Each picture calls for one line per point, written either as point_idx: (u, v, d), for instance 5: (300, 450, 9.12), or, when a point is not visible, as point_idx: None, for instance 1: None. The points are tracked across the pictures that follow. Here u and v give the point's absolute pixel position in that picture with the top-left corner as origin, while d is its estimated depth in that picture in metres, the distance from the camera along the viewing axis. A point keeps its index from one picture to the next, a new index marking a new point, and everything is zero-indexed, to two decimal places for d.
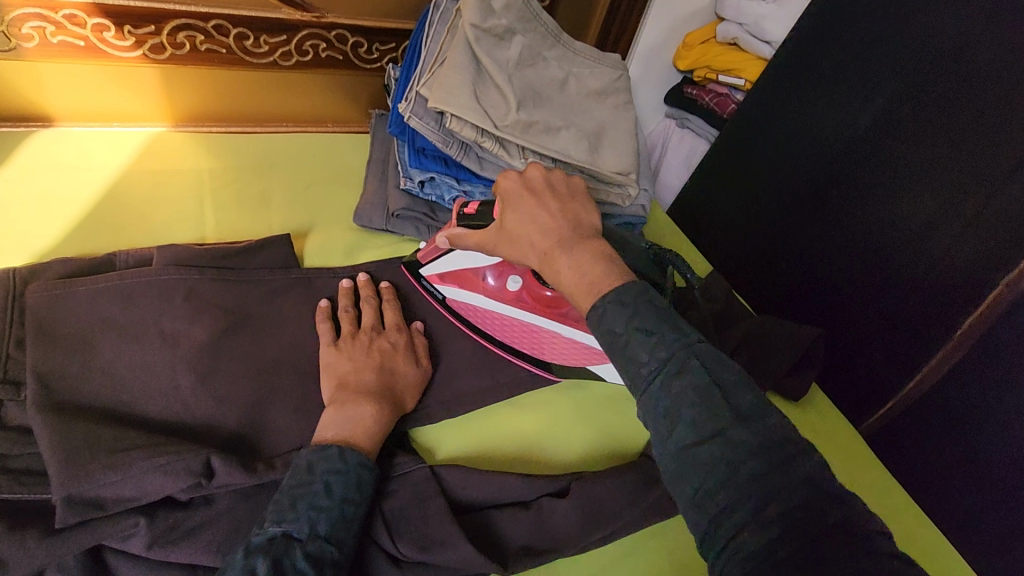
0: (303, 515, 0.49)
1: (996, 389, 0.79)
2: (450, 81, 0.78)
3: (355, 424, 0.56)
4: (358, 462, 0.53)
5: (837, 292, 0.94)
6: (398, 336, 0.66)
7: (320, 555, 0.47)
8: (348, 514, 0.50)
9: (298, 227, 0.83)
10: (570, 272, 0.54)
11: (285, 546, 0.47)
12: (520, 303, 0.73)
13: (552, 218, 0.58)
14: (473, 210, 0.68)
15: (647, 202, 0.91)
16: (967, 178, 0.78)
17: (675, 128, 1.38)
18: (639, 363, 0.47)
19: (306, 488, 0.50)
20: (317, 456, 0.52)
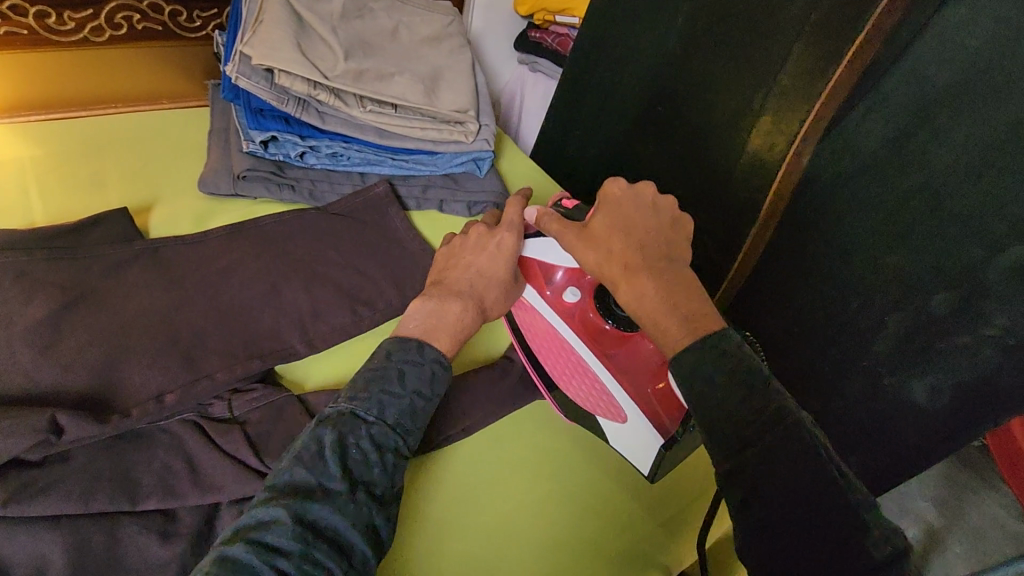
0: (375, 396, 0.57)
1: (808, 247, 0.98)
2: (271, 37, 0.79)
3: (436, 320, 0.64)
4: (434, 359, 0.61)
5: (674, 194, 1.07)
6: (504, 237, 0.70)
7: (381, 439, 0.55)
8: (415, 405, 0.58)
9: (140, 202, 0.82)
10: (660, 296, 0.56)
11: (354, 424, 0.55)
12: (570, 320, 0.71)
13: (647, 239, 0.60)
14: (570, 207, 0.74)
15: (491, 135, 0.95)
16: (751, 77, 0.92)
17: (529, 74, 1.45)
18: (738, 419, 0.49)
19: (381, 372, 0.58)
20: (398, 347, 0.60)
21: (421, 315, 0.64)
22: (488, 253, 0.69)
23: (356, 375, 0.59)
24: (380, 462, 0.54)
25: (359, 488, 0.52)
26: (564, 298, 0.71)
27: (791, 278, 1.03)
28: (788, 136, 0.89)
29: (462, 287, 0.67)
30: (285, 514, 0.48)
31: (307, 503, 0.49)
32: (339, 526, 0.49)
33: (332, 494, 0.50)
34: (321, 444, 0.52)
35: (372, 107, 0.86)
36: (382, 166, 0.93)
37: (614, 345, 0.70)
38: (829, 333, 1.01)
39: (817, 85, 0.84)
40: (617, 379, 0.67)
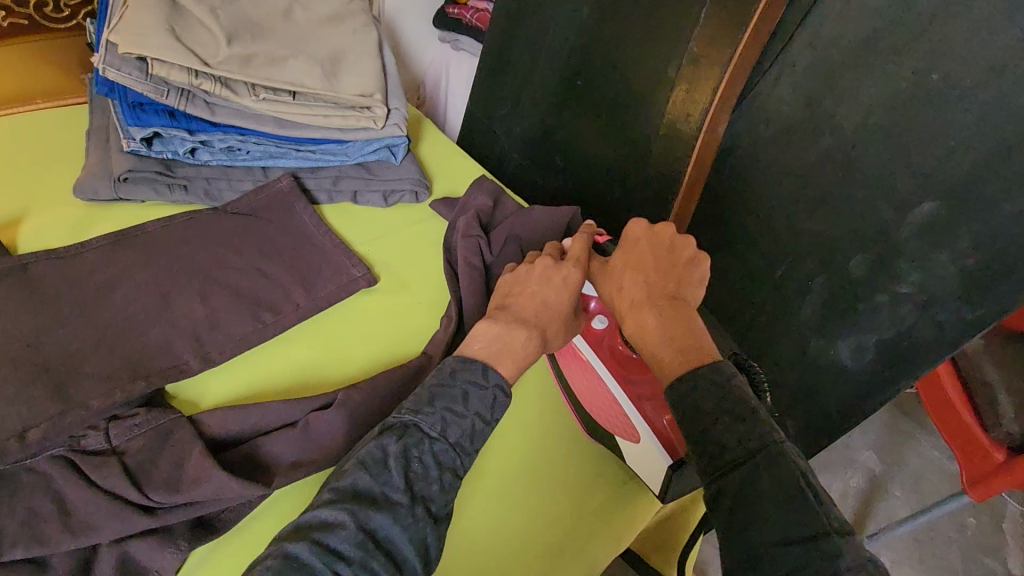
0: (439, 412, 0.55)
1: (733, 216, 0.99)
2: (140, 22, 0.72)
3: (505, 347, 0.61)
4: (498, 383, 0.58)
5: (599, 171, 1.05)
6: (571, 268, 0.66)
7: (442, 457, 0.54)
8: (476, 427, 0.56)
9: (6, 214, 0.74)
10: (661, 332, 0.59)
11: (418, 439, 0.54)
12: (598, 346, 0.68)
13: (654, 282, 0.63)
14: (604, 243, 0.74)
15: (402, 119, 0.89)
16: (664, 45, 0.89)
17: (451, 54, 1.39)
18: (721, 444, 0.52)
19: (448, 390, 0.56)
20: (462, 367, 0.58)
21: (488, 339, 0.61)
22: (550, 281, 0.66)
23: (422, 385, 0.58)
24: (439, 481, 0.53)
25: (418, 502, 0.51)
26: (594, 325, 0.69)
27: (720, 248, 1.03)
28: (700, 110, 0.87)
29: (530, 315, 0.64)
30: (349, 519, 0.48)
31: (371, 511, 0.49)
32: (397, 538, 0.49)
33: (393, 505, 0.50)
34: (386, 453, 0.52)
35: (266, 95, 0.80)
36: (286, 159, 0.86)
37: (636, 371, 0.68)
38: (757, 302, 1.02)
39: (728, 49, 0.82)
40: (637, 405, 0.65)
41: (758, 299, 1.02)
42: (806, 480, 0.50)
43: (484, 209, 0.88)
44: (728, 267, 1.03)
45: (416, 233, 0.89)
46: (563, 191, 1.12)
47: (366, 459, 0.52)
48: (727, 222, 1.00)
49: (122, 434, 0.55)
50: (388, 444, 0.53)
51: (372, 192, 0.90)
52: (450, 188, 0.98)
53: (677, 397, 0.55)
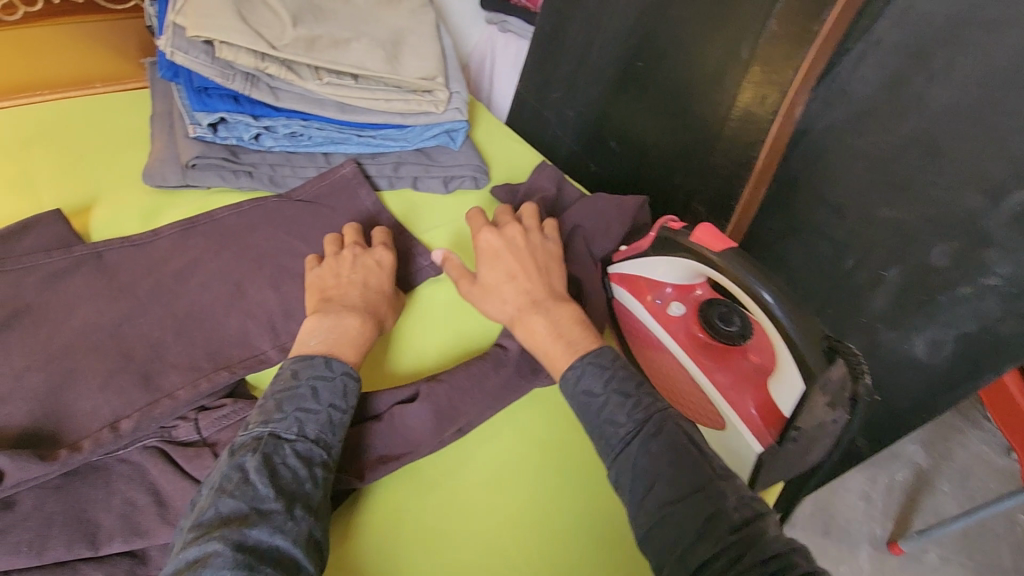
0: (291, 415, 0.52)
1: (802, 208, 0.95)
2: (207, 4, 0.70)
3: (339, 335, 0.59)
4: (345, 372, 0.56)
5: (656, 158, 1.01)
6: (381, 252, 0.70)
7: (307, 454, 0.50)
8: (336, 418, 0.54)
9: (77, 200, 0.73)
10: (549, 332, 0.62)
11: (275, 445, 0.50)
12: (676, 332, 0.69)
13: (527, 282, 0.66)
14: (676, 224, 0.70)
15: (462, 104, 0.87)
16: (739, 25, 0.84)
17: (497, 34, 1.36)
18: (610, 422, 0.55)
19: (291, 392, 0.53)
20: (303, 364, 0.55)
21: (322, 331, 0.59)
22: (371, 270, 0.67)
23: (263, 397, 0.54)
24: (311, 477, 0.49)
25: (296, 504, 0.47)
26: (672, 311, 0.70)
27: (786, 238, 0.99)
28: (782, 88, 0.83)
29: (359, 301, 0.64)
30: (223, 544, 0.43)
31: (245, 529, 0.44)
32: (284, 546, 0.44)
33: (267, 515, 0.46)
34: (244, 470, 0.47)
35: (330, 79, 0.78)
36: (347, 144, 0.85)
37: (717, 359, 0.66)
38: (824, 293, 0.98)
39: (813, 27, 0.77)
40: (721, 392, 0.63)
41: (825, 291, 0.98)
42: (688, 440, 0.54)
43: (548, 198, 0.86)
44: (792, 257, 0.99)
45: None
46: (618, 180, 1.09)
47: (221, 485, 0.47)
48: (791, 214, 0.97)
49: (209, 426, 0.54)
50: (244, 461, 0.48)
51: (429, 180, 0.88)
52: (508, 174, 0.95)
53: (578, 386, 0.58)
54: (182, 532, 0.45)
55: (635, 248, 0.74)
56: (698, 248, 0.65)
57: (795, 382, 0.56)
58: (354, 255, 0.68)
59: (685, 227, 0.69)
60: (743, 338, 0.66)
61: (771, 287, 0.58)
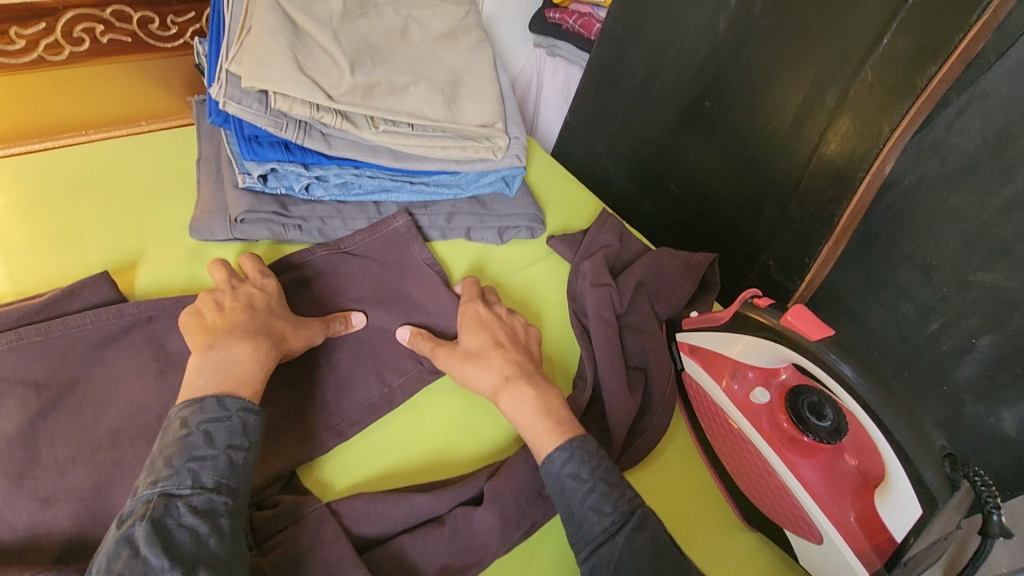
0: (182, 468, 0.47)
1: (883, 267, 0.88)
2: (263, 51, 0.66)
3: (232, 367, 0.54)
4: (242, 408, 0.52)
5: (719, 205, 0.95)
6: (264, 283, 0.64)
7: (207, 506, 0.46)
8: (235, 459, 0.49)
9: (122, 256, 0.70)
10: (539, 408, 0.59)
11: (169, 507, 0.45)
12: (757, 419, 0.63)
13: (517, 356, 0.63)
14: (763, 301, 0.64)
15: (521, 150, 0.82)
16: (829, 71, 0.77)
17: (546, 58, 1.30)
18: (570, 505, 0.53)
19: (179, 441, 0.48)
20: (191, 409, 0.50)
21: (210, 369, 0.53)
22: (258, 300, 0.62)
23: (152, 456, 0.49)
24: (215, 532, 0.45)
25: (198, 567, 0.43)
26: (754, 397, 0.65)
27: (860, 294, 0.92)
28: (873, 145, 0.76)
29: (250, 325, 0.58)
30: None
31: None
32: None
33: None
34: (134, 543, 0.42)
35: (385, 126, 0.73)
36: (399, 192, 0.80)
37: (805, 455, 0.60)
38: (901, 354, 0.91)
39: (917, 82, 0.70)
40: (813, 497, 0.58)
41: (900, 352, 0.91)
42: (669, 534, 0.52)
43: (611, 254, 0.81)
44: (866, 314, 0.93)
45: (536, 279, 0.82)
46: (676, 224, 1.03)
47: (108, 565, 0.41)
48: (866, 272, 0.90)
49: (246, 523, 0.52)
50: (133, 532, 0.43)
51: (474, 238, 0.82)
52: (564, 223, 0.90)
53: (567, 468, 0.54)
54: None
55: (713, 320, 0.69)
56: (793, 335, 0.59)
57: (910, 505, 0.50)
58: (233, 286, 0.62)
59: (773, 304, 0.63)
60: (835, 436, 0.59)
61: (886, 399, 0.53)
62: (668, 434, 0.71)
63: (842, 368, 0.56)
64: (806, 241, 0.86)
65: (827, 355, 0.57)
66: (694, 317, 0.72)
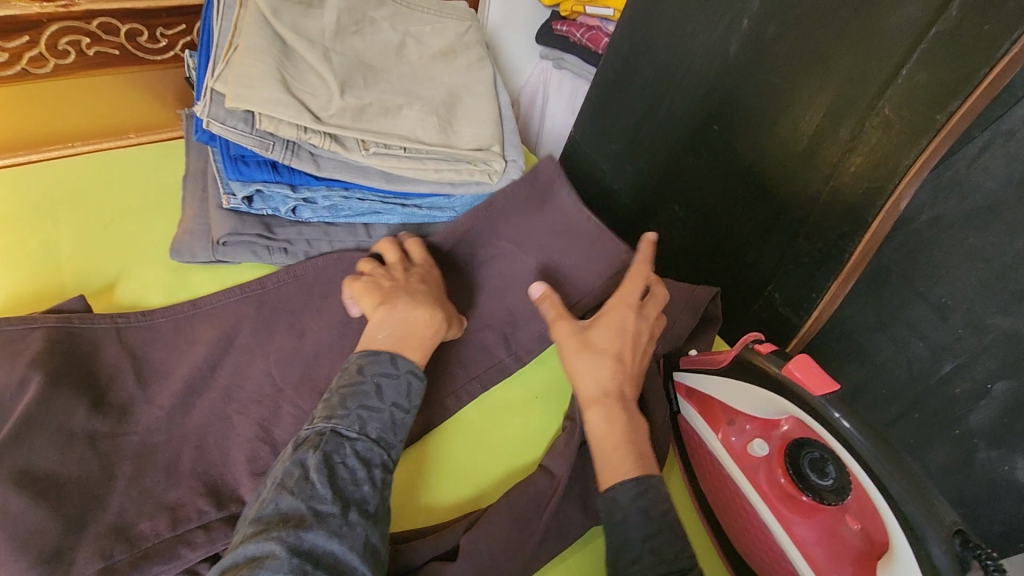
0: (354, 412, 0.52)
1: (894, 306, 0.84)
2: (248, 70, 0.63)
3: (407, 329, 0.59)
4: (409, 370, 0.57)
5: (725, 232, 0.92)
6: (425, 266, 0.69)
7: (367, 454, 0.51)
8: (396, 416, 0.54)
9: (101, 276, 0.68)
10: (614, 433, 0.57)
11: (337, 444, 0.50)
12: (754, 475, 0.60)
13: (612, 362, 0.60)
14: (764, 346, 0.60)
15: (517, 173, 0.79)
16: (842, 102, 0.73)
17: (553, 70, 1.27)
18: (627, 540, 0.52)
19: (356, 386, 0.54)
20: (368, 359, 0.56)
21: (391, 325, 0.59)
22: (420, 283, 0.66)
23: (329, 393, 0.55)
24: (370, 478, 0.49)
25: (351, 508, 0.47)
26: (752, 450, 0.62)
27: (869, 330, 0.88)
28: (891, 179, 0.71)
29: (415, 295, 0.62)
30: (281, 547, 0.43)
31: (302, 531, 0.44)
32: (339, 551, 0.44)
33: (323, 518, 0.45)
34: (305, 467, 0.48)
35: (377, 148, 0.70)
36: (390, 215, 0.77)
37: (804, 514, 0.57)
38: (910, 394, 0.87)
39: (937, 117, 0.66)
40: (811, 563, 0.54)
41: (911, 394, 0.87)
42: None
43: None
44: (876, 353, 0.88)
45: None
46: (678, 248, 1.00)
47: (283, 481, 0.47)
48: (875, 308, 0.86)
49: (211, 542, 0.52)
50: (306, 458, 0.48)
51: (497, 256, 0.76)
52: None
53: (636, 503, 0.53)
54: (244, 524, 0.46)
55: (709, 363, 0.65)
56: (797, 388, 0.55)
57: None
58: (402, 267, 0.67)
59: (777, 350, 0.60)
60: (839, 497, 0.56)
61: (893, 468, 0.49)
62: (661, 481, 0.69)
63: (848, 429, 0.52)
64: (814, 275, 0.82)
65: (830, 413, 0.53)
66: (693, 356, 0.69)
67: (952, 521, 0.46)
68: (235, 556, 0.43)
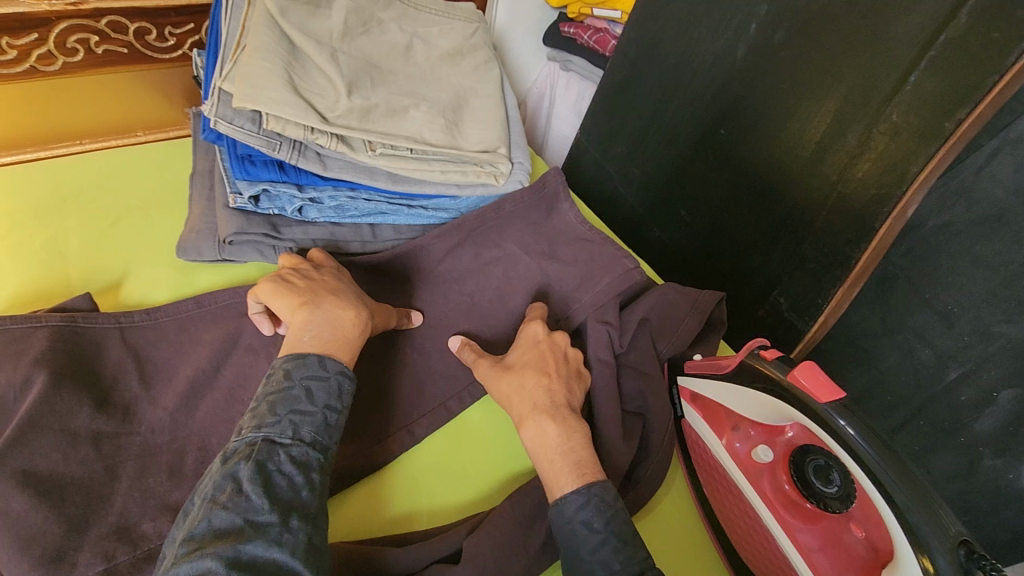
0: (284, 418, 0.51)
1: (899, 313, 0.84)
2: (256, 70, 0.63)
3: (333, 329, 0.58)
4: (338, 371, 0.56)
5: (730, 237, 0.91)
6: (325, 270, 0.66)
7: (304, 458, 0.49)
8: (328, 418, 0.53)
9: (107, 274, 0.68)
10: (558, 440, 0.57)
11: (270, 452, 0.48)
12: (757, 480, 0.60)
13: (541, 379, 0.61)
14: (771, 351, 0.60)
15: (523, 175, 0.79)
16: (850, 107, 0.73)
17: (560, 72, 1.27)
18: (578, 554, 0.51)
19: (284, 392, 0.52)
20: (295, 364, 0.54)
21: (317, 326, 0.58)
22: (325, 283, 0.63)
23: (254, 403, 0.52)
24: (307, 483, 0.48)
25: (291, 514, 0.45)
26: (755, 455, 0.62)
27: (874, 337, 0.88)
28: (898, 185, 0.71)
29: (343, 296, 0.62)
30: (219, 562, 0.40)
31: (239, 544, 0.42)
32: (279, 558, 0.42)
33: (262, 527, 0.44)
34: (238, 480, 0.46)
35: (383, 149, 0.70)
36: (397, 216, 0.77)
37: (807, 521, 0.57)
38: (915, 401, 0.86)
39: (946, 124, 0.65)
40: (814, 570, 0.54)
41: (915, 401, 0.87)
42: None
43: None
44: (880, 360, 0.88)
45: None
46: (684, 252, 1.00)
47: (214, 496, 0.44)
48: (880, 315, 0.86)
49: None
50: (238, 470, 0.46)
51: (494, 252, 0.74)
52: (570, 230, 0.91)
53: (581, 515, 0.52)
54: (172, 549, 0.42)
55: (713, 368, 0.66)
56: (801, 395, 0.55)
57: None
58: (303, 273, 0.64)
59: (783, 355, 0.59)
60: (843, 504, 0.55)
61: (898, 476, 0.49)
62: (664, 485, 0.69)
63: (852, 436, 0.52)
64: (820, 281, 0.82)
65: (836, 421, 0.53)
66: (698, 360, 0.69)
67: (958, 530, 0.47)
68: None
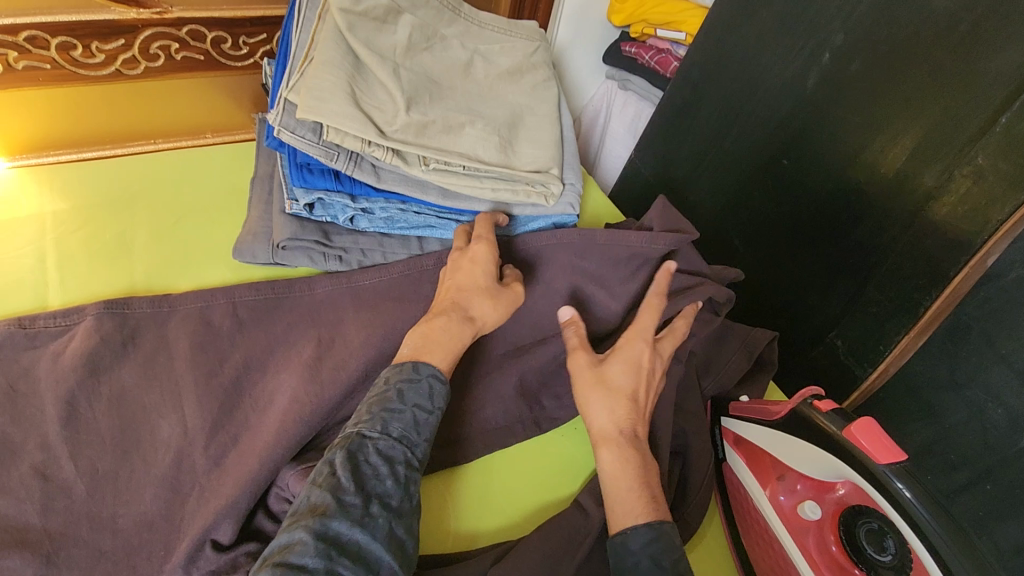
0: (377, 414, 0.52)
1: (972, 367, 0.77)
2: (320, 83, 0.65)
3: (427, 337, 0.58)
4: (431, 374, 0.55)
5: (787, 272, 0.87)
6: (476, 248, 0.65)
7: (390, 452, 0.50)
8: (419, 417, 0.53)
9: (168, 270, 0.71)
10: (634, 476, 0.56)
11: (363, 444, 0.50)
12: (802, 538, 0.57)
13: (626, 408, 0.59)
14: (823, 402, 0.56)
15: (573, 197, 0.78)
16: (928, 147, 0.68)
17: (617, 91, 1.25)
18: None
19: (380, 394, 0.54)
20: (393, 370, 0.55)
21: (413, 339, 0.58)
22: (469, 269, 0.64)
23: (361, 404, 0.54)
24: (393, 475, 0.49)
25: (373, 500, 0.47)
26: (802, 512, 0.58)
27: (940, 390, 0.82)
28: (977, 232, 0.67)
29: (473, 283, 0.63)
30: (308, 534, 0.43)
31: (326, 520, 0.45)
32: (363, 540, 0.45)
33: (347, 508, 0.46)
34: (333, 465, 0.48)
35: (436, 165, 0.70)
36: (444, 229, 0.78)
37: None
38: (984, 463, 0.80)
39: None
40: None
41: (982, 462, 0.80)
42: None
43: None
44: (946, 415, 0.82)
45: None
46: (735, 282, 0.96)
47: (313, 478, 0.48)
48: (947, 367, 0.80)
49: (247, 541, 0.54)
50: (333, 457, 0.49)
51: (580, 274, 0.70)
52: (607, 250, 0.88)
53: (656, 544, 0.51)
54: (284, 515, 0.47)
55: (760, 413, 0.62)
56: (858, 452, 0.51)
57: None
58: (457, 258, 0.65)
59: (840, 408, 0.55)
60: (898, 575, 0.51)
61: (961, 552, 0.45)
62: (699, 532, 0.65)
63: (909, 499, 0.48)
64: (885, 326, 0.77)
65: (893, 484, 0.49)
66: (743, 402, 0.66)
67: None
68: (272, 543, 0.44)
